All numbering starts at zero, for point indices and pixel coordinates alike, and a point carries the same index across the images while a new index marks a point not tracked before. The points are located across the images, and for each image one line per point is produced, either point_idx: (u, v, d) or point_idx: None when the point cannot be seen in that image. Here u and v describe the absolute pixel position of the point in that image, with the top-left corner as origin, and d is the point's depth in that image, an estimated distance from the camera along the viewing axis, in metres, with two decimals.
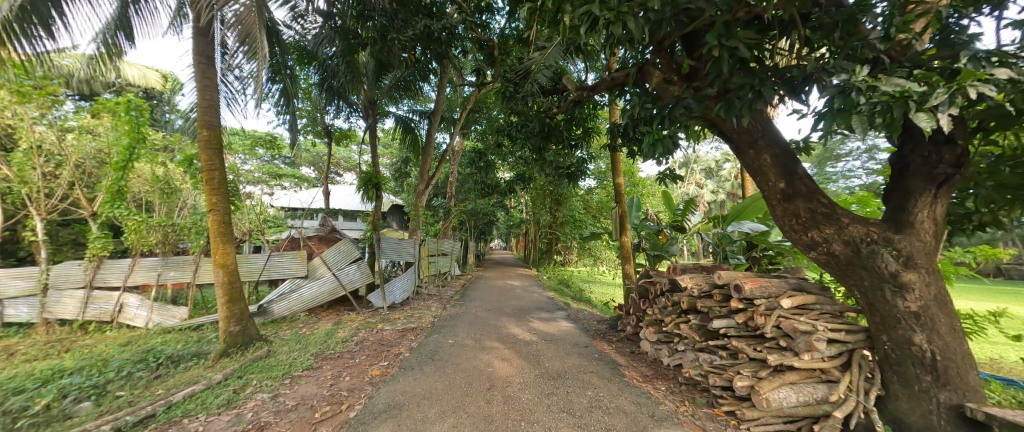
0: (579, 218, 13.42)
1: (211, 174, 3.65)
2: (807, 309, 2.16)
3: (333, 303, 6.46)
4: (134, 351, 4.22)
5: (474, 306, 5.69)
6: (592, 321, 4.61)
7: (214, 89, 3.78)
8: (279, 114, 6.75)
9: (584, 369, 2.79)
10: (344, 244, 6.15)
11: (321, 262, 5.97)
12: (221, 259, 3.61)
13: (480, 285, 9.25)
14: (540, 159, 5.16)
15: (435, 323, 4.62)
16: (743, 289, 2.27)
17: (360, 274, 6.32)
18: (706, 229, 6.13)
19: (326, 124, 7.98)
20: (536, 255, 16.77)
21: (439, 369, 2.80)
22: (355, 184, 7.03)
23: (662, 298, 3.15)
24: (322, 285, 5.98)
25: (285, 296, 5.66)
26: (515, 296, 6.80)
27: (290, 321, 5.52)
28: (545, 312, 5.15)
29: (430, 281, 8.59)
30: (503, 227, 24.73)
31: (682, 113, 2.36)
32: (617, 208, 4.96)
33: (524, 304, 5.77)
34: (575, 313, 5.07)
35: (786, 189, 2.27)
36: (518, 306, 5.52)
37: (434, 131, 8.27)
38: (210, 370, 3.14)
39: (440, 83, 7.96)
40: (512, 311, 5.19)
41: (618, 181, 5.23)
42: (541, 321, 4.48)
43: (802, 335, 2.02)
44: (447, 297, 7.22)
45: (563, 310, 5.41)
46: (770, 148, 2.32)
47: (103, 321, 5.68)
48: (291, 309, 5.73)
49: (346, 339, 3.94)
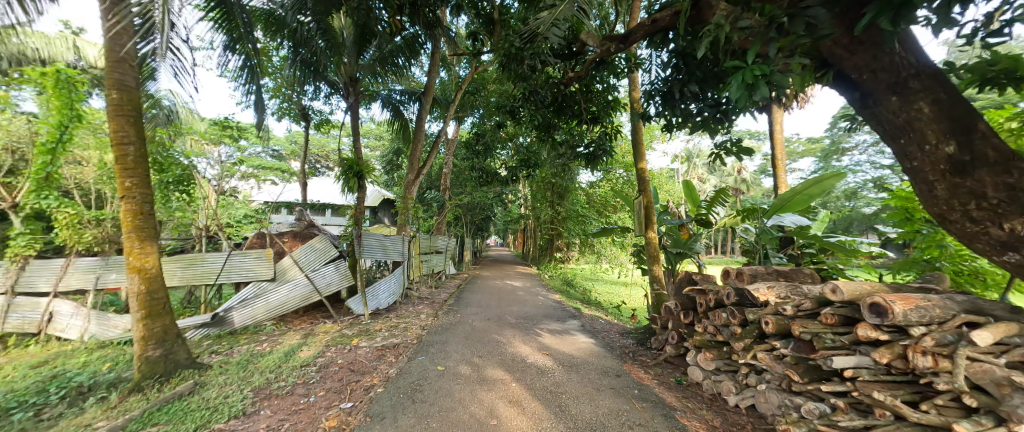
0: (582, 213, 12.65)
1: (123, 149, 2.77)
2: (1004, 346, 1.35)
3: (309, 309, 5.63)
4: (41, 376, 3.35)
5: (470, 314, 4.86)
6: (612, 334, 3.83)
7: (129, 38, 2.88)
8: (246, 92, 5.87)
9: (626, 419, 1.98)
10: (320, 241, 5.26)
11: (291, 262, 5.10)
12: (138, 262, 2.74)
13: (477, 286, 8.42)
14: (549, 140, 4.30)
15: (424, 336, 3.81)
16: (889, 314, 1.46)
17: (339, 276, 5.45)
18: (735, 224, 5.41)
19: (304, 107, 7.10)
20: (536, 252, 16.01)
21: (420, 420, 1.98)
22: (334, 174, 6.12)
23: (723, 313, 2.36)
24: (295, 290, 5.12)
25: (248, 302, 4.81)
26: (517, 299, 6.01)
27: (253, 333, 4.68)
28: (555, 322, 4.33)
29: (421, 282, 7.78)
30: (501, 222, 23.97)
31: (800, 36, 1.47)
32: (642, 199, 4.13)
33: (529, 311, 4.95)
34: (591, 324, 4.25)
35: (957, 155, 1.49)
36: (524, 315, 4.69)
37: (426, 114, 7.39)
38: (108, 415, 2.29)
39: (432, 60, 7.09)
40: (517, 320, 4.36)
41: (642, 166, 4.40)
42: (553, 336, 3.66)
43: (1018, 395, 1.21)
44: (439, 301, 6.42)
45: (576, 318, 4.61)
46: (929, 92, 1.53)
47: (27, 333, 4.78)
48: (255, 320, 4.89)
49: (308, 361, 3.11)
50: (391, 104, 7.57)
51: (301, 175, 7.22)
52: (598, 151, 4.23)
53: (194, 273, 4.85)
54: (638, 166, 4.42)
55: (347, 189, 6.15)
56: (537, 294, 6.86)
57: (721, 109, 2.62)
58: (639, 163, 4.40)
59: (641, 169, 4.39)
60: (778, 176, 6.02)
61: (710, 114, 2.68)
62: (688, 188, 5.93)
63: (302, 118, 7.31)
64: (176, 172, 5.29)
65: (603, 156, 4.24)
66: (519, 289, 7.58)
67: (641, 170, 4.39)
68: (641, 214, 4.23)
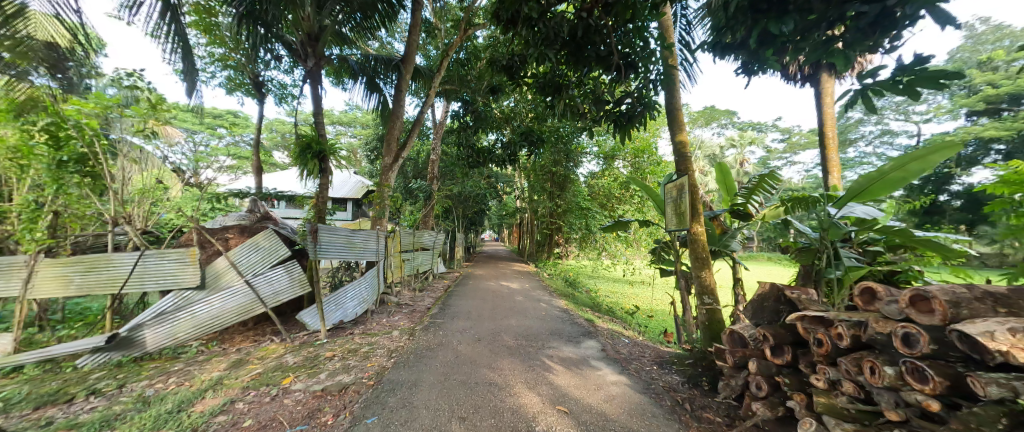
0: (584, 206, 11.66)
1: None
2: None
3: (255, 322, 4.53)
4: None
5: (458, 331, 3.81)
6: (647, 365, 2.81)
7: None
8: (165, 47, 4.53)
9: None
10: (265, 238, 4.13)
11: (227, 265, 3.99)
12: None
13: (468, 289, 7.36)
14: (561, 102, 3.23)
15: (387, 370, 2.75)
16: None
17: (291, 283, 4.31)
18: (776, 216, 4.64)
19: (259, 76, 5.89)
20: (533, 248, 14.98)
21: None
22: (289, 154, 4.93)
23: (893, 369, 1.37)
24: (230, 301, 3.98)
25: (166, 316, 3.67)
26: (515, 308, 4.98)
27: (170, 358, 3.58)
28: (566, 344, 3.30)
29: (402, 284, 6.70)
30: (495, 216, 22.89)
31: None
32: (686, 183, 3.05)
33: (531, 327, 3.91)
34: (615, 349, 3.20)
35: None
36: (526, 334, 3.63)
37: (407, 88, 6.22)
38: None
39: (415, 20, 5.89)
40: (516, 344, 3.31)
41: (681, 139, 3.35)
42: (569, 372, 2.61)
43: None
44: (422, 309, 5.38)
45: (591, 336, 3.59)
46: None
47: None
48: (177, 340, 3.77)
49: (197, 425, 2.03)
50: (366, 75, 6.37)
51: (256, 159, 6.03)
52: (629, 114, 3.14)
53: (96, 280, 3.72)
54: (676, 139, 3.39)
55: (305, 173, 4.96)
56: (539, 300, 5.83)
57: (887, 4, 1.41)
58: (677, 134, 3.35)
59: (680, 142, 3.35)
60: (827, 157, 5.05)
61: (864, 17, 1.48)
62: (722, 174, 4.86)
63: (256, 90, 6.06)
64: (76, 148, 4.06)
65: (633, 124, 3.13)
66: (517, 293, 6.53)
67: (681, 144, 3.35)
68: (679, 204, 3.20)
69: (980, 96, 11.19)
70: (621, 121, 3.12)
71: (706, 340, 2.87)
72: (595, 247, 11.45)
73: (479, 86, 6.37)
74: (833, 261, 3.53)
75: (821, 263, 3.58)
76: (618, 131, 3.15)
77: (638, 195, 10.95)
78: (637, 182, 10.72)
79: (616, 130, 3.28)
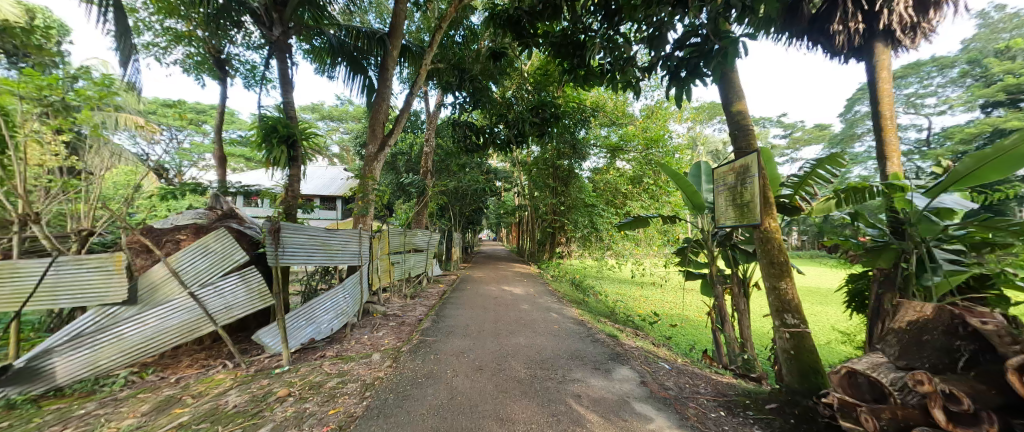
0: (588, 202, 10.98)
1: None
2: None
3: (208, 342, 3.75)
4: None
5: (454, 355, 3.06)
6: (710, 410, 2.08)
7: None
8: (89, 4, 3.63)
9: None
10: (215, 241, 3.33)
11: (166, 274, 3.18)
12: None
13: (466, 294, 6.63)
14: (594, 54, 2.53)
15: (353, 423, 1.98)
16: None
17: (248, 295, 3.51)
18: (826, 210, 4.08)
19: (221, 51, 5.07)
20: (534, 247, 14.27)
21: None
22: (250, 140, 4.13)
23: None
24: (169, 319, 3.20)
25: (84, 341, 2.86)
26: (521, 321, 4.25)
27: (87, 396, 2.80)
28: (593, 375, 2.57)
29: (391, 291, 5.94)
30: (493, 213, 22.22)
31: None
32: (756, 164, 2.29)
33: (544, 348, 3.18)
34: (658, 382, 2.48)
35: None
36: (540, 359, 2.89)
37: (393, 66, 5.44)
38: None
39: None
40: (530, 375, 2.56)
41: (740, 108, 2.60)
42: (610, 427, 1.88)
43: None
44: (412, 322, 4.63)
45: (622, 361, 2.87)
46: None
47: None
48: (99, 369, 2.98)
49: None
50: (347, 54, 5.49)
51: (220, 149, 5.22)
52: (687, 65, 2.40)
53: None
54: (731, 109, 2.63)
55: (270, 163, 4.15)
56: (547, 308, 5.12)
57: None
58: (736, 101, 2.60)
59: (739, 112, 2.59)
60: (885, 140, 4.31)
61: None
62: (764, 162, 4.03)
63: (218, 69, 5.19)
64: None
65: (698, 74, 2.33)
66: (521, 300, 5.81)
67: (740, 114, 2.59)
68: (741, 194, 2.45)
69: (1000, 86, 10.67)
70: (679, 71, 2.36)
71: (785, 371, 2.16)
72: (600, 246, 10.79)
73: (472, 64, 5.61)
74: (927, 266, 2.78)
75: (910, 269, 2.85)
76: (675, 85, 2.38)
77: (650, 190, 10.25)
78: (649, 175, 10.23)
79: (668, 86, 2.53)
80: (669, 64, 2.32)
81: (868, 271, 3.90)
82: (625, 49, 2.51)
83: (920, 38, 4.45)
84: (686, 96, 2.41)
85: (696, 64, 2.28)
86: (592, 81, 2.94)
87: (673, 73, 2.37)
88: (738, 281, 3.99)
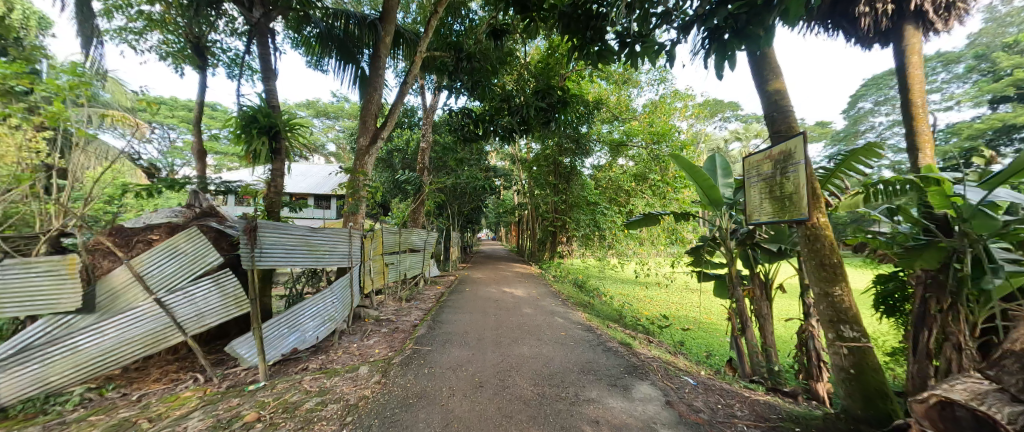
0: (591, 201, 10.65)
1: None
2: None
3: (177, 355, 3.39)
4: None
5: (450, 369, 2.73)
6: None
7: None
8: None
9: None
10: (185, 242, 2.99)
11: (131, 278, 2.84)
12: None
13: (465, 296, 6.30)
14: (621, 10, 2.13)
15: None
16: None
17: (223, 301, 3.16)
18: (851, 206, 3.74)
19: (200, 38, 4.71)
20: (534, 247, 13.94)
21: None
22: (228, 132, 3.78)
23: None
24: (132, 329, 2.81)
25: (30, 354, 2.47)
26: (523, 328, 3.92)
27: (34, 417, 2.47)
28: (610, 394, 2.24)
29: (385, 294, 5.59)
30: (492, 212, 21.91)
31: None
32: (801, 150, 2.01)
33: (552, 360, 2.86)
34: (686, 403, 2.15)
35: None
36: (548, 374, 2.58)
37: (386, 56, 5.08)
38: None
39: None
40: (537, 395, 2.23)
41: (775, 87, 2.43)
42: None
43: None
44: (405, 329, 4.29)
45: (640, 376, 2.54)
46: None
47: None
48: (50, 386, 2.59)
49: None
50: (336, 41, 5.15)
51: (200, 143, 4.88)
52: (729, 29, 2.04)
53: None
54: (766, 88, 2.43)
55: (250, 157, 3.81)
56: (551, 313, 4.79)
57: None
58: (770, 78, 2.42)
59: (777, 91, 2.34)
60: (916, 130, 3.98)
61: None
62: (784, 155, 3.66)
63: (197, 56, 4.85)
64: None
65: (749, 39, 1.95)
66: (522, 304, 5.47)
67: (778, 94, 2.34)
68: (780, 185, 2.19)
69: (1009, 81, 10.20)
70: (722, 32, 1.98)
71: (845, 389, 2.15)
72: (602, 245, 10.48)
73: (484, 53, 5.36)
74: (985, 267, 2.45)
75: (965, 270, 2.53)
76: (716, 48, 1.99)
77: (656, 187, 9.90)
78: (655, 172, 9.93)
79: (705, 54, 2.13)
80: (709, 22, 1.93)
81: (899, 272, 3.53)
82: (657, 9, 2.13)
83: (948, 21, 4.16)
84: (727, 64, 2.04)
85: (744, 22, 1.91)
86: (606, 60, 2.62)
87: (714, 34, 1.99)
88: (759, 282, 3.65)
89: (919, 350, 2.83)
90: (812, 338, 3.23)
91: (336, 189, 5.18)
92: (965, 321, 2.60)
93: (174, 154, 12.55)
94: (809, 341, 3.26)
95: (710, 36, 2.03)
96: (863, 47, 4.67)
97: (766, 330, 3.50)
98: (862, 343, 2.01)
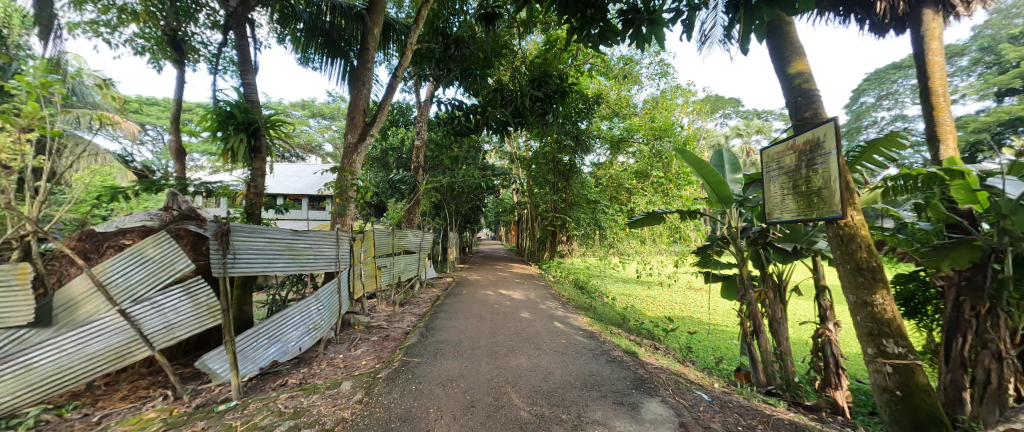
0: (591, 199, 10.42)
1: None
2: None
3: (141, 370, 3.10)
4: None
5: (441, 385, 2.50)
6: None
7: None
8: None
9: None
10: (154, 245, 2.51)
11: (92, 286, 2.34)
12: None
13: (461, 300, 6.06)
14: None
15: None
16: None
17: (195, 311, 2.68)
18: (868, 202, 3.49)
19: (178, 30, 4.46)
20: (534, 246, 13.72)
21: None
22: (206, 128, 3.55)
23: None
24: (93, 344, 2.30)
25: None
26: (521, 335, 3.70)
27: None
28: (615, 415, 2.03)
29: (377, 299, 5.37)
30: (490, 211, 21.66)
31: None
32: (831, 138, 1.84)
33: (552, 374, 2.64)
34: (702, 424, 1.94)
35: None
36: (546, 391, 2.36)
37: (374, 49, 4.81)
38: None
39: None
40: (535, 418, 2.01)
41: (800, 69, 2.42)
42: None
43: None
44: (397, 337, 4.06)
45: (648, 391, 2.33)
46: None
47: None
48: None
49: None
50: (322, 34, 4.91)
51: (179, 142, 4.65)
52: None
53: None
54: (788, 71, 2.46)
55: (228, 155, 3.57)
56: (551, 317, 4.58)
57: None
58: (793, 61, 2.43)
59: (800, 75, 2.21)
60: (937, 120, 3.74)
61: None
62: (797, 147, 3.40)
63: (174, 51, 4.61)
64: None
65: (783, 2, 1.67)
66: (521, 308, 5.25)
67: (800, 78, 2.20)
68: (807, 179, 2.05)
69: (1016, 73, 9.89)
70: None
71: (889, 411, 2.30)
72: (603, 244, 10.24)
73: (485, 46, 5.12)
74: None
75: (1006, 271, 2.28)
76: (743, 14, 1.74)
77: (658, 184, 9.65)
78: (657, 168, 9.69)
79: (729, 23, 1.87)
80: None
81: (920, 270, 3.20)
82: None
83: (965, 8, 3.95)
84: (756, 33, 1.80)
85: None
86: (608, 41, 2.43)
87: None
88: (772, 284, 3.38)
89: (953, 359, 2.62)
90: (829, 344, 2.98)
91: (325, 189, 4.95)
92: (1005, 326, 2.37)
93: (167, 155, 12.39)
94: (826, 347, 2.99)
95: (737, 0, 1.77)
96: (877, 34, 4.42)
97: (780, 336, 3.27)
98: (908, 361, 2.17)
